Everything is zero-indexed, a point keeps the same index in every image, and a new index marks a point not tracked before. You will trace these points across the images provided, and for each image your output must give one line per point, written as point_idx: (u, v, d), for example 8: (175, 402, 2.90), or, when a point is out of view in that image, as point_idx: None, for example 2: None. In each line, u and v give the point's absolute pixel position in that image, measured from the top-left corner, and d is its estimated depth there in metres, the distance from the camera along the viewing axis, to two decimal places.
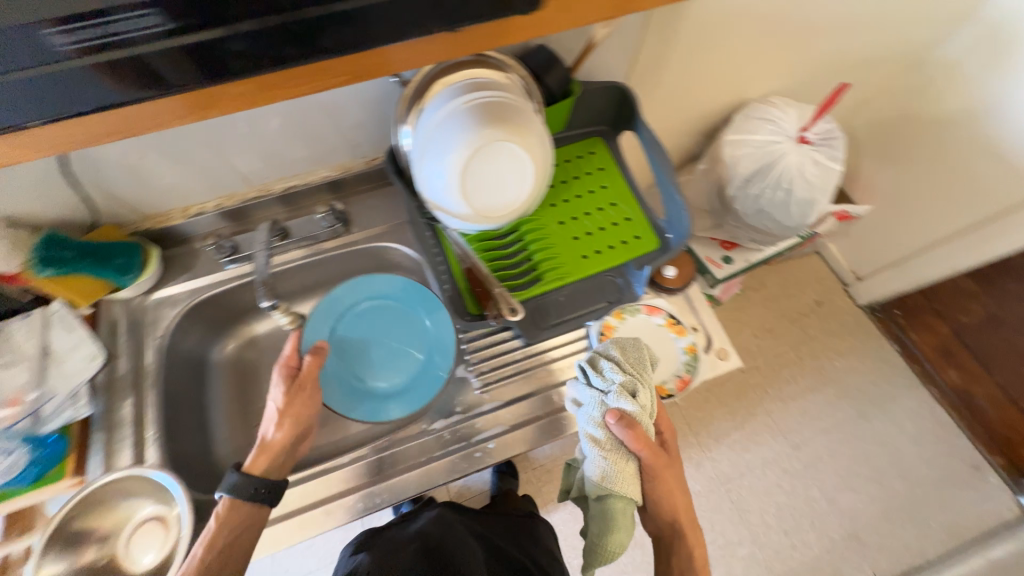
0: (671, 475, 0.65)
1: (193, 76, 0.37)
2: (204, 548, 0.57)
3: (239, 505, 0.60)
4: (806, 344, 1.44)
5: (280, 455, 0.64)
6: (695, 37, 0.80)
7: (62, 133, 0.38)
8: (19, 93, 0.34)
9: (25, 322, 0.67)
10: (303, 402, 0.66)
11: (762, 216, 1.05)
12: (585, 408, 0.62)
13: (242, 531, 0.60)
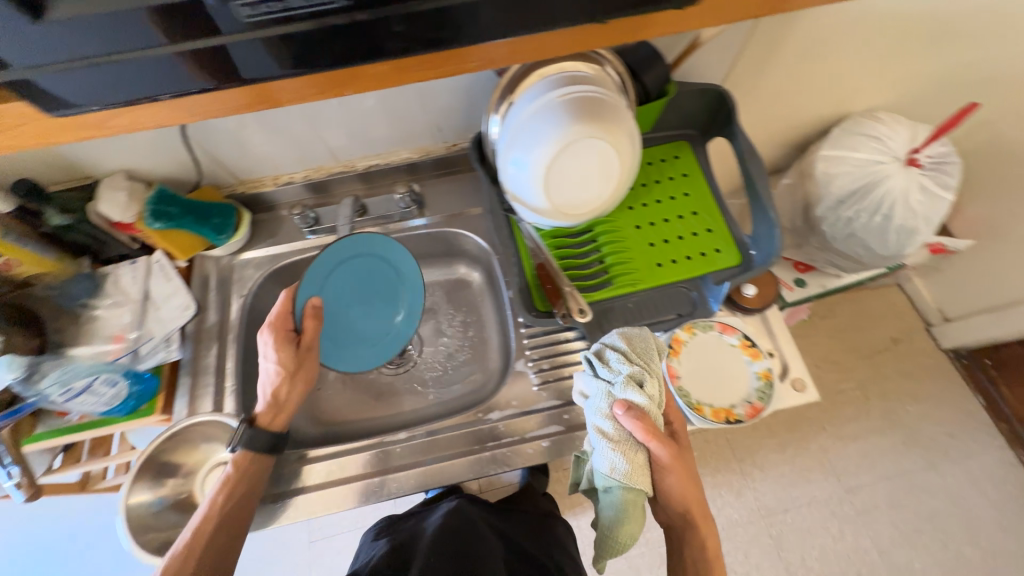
0: (689, 472, 0.59)
1: (330, 59, 0.36)
2: (222, 493, 0.61)
3: (254, 459, 0.64)
4: (876, 383, 1.32)
5: (286, 413, 0.68)
6: (809, 43, 0.74)
7: (205, 106, 0.39)
8: (177, 66, 0.35)
9: (132, 268, 0.75)
10: (308, 362, 0.69)
11: (851, 240, 0.96)
12: (593, 400, 0.58)
13: (252, 479, 0.63)
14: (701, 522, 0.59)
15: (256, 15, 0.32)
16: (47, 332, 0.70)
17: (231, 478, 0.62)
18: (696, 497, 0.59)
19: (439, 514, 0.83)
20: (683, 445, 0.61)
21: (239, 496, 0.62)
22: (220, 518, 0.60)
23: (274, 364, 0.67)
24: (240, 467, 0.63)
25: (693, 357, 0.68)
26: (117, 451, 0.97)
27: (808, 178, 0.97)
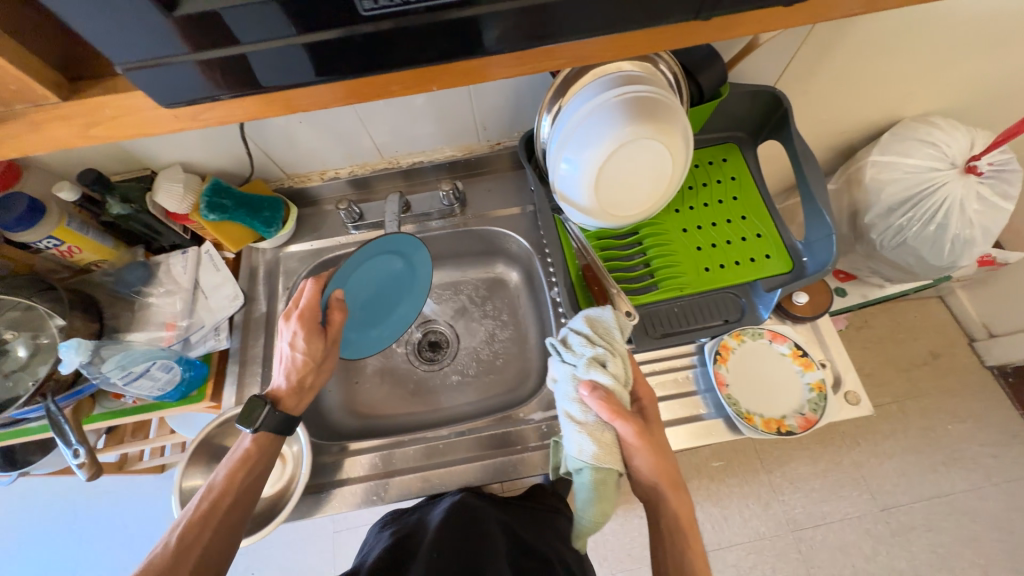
0: (661, 449, 0.57)
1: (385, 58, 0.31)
2: (235, 463, 0.59)
3: (272, 440, 0.62)
4: (913, 399, 1.26)
5: (304, 396, 0.66)
6: (870, 46, 0.71)
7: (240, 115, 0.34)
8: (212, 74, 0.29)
9: (183, 258, 0.77)
10: (328, 353, 0.67)
11: (902, 249, 0.92)
12: (561, 385, 0.59)
13: (264, 459, 0.61)
14: (675, 497, 0.57)
15: (373, 8, 0.27)
16: (104, 318, 0.72)
17: (249, 457, 0.59)
18: (670, 471, 0.57)
19: (441, 506, 0.68)
20: (653, 418, 0.59)
21: (257, 474, 0.60)
22: (236, 494, 0.58)
23: (300, 354, 0.64)
24: (259, 445, 0.61)
25: (742, 364, 0.67)
26: (155, 435, 0.99)
27: (856, 185, 0.94)
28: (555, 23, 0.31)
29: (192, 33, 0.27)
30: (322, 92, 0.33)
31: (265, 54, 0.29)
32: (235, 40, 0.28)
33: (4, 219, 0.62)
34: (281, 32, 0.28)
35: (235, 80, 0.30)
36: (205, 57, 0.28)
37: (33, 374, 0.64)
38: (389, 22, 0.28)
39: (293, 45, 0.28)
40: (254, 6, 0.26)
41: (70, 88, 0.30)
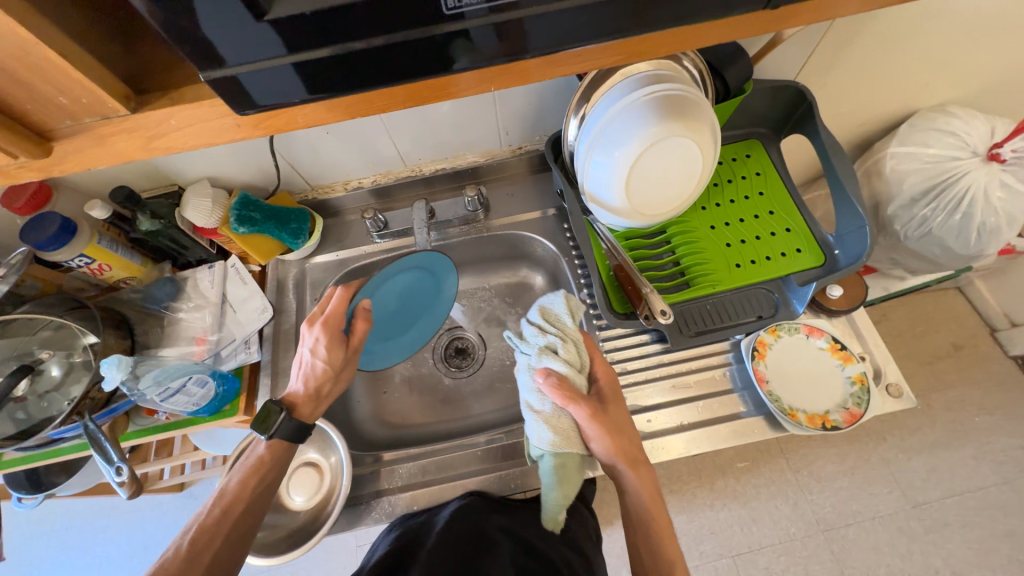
0: (619, 427, 0.59)
1: (407, 72, 0.31)
2: (246, 472, 0.58)
3: (283, 448, 0.61)
4: (938, 392, 1.23)
5: (322, 407, 0.65)
6: (893, 39, 0.71)
7: (282, 121, 0.33)
8: (224, 88, 0.29)
9: (210, 272, 0.77)
10: (348, 361, 0.66)
11: (926, 239, 0.92)
12: (523, 377, 0.62)
13: (279, 470, 0.61)
14: (635, 473, 0.58)
15: (454, 7, 0.27)
16: (136, 334, 0.72)
17: (262, 465, 0.59)
18: (627, 449, 0.58)
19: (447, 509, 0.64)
20: (611, 398, 0.61)
21: (269, 482, 0.59)
22: (244, 503, 0.57)
23: (324, 363, 0.63)
24: (270, 457, 0.60)
25: (780, 359, 0.66)
26: (175, 452, 0.97)
27: (875, 177, 0.94)
28: (620, 21, 0.30)
29: (267, 40, 0.27)
30: (314, 114, 0.33)
31: (305, 64, 0.29)
32: (282, 49, 0.28)
33: (38, 240, 0.62)
34: (350, 35, 0.28)
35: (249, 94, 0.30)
36: (230, 70, 0.28)
37: (66, 395, 0.63)
38: (461, 25, 0.28)
39: (283, 65, 0.28)
40: (252, 28, 0.26)
41: (136, 101, 0.31)
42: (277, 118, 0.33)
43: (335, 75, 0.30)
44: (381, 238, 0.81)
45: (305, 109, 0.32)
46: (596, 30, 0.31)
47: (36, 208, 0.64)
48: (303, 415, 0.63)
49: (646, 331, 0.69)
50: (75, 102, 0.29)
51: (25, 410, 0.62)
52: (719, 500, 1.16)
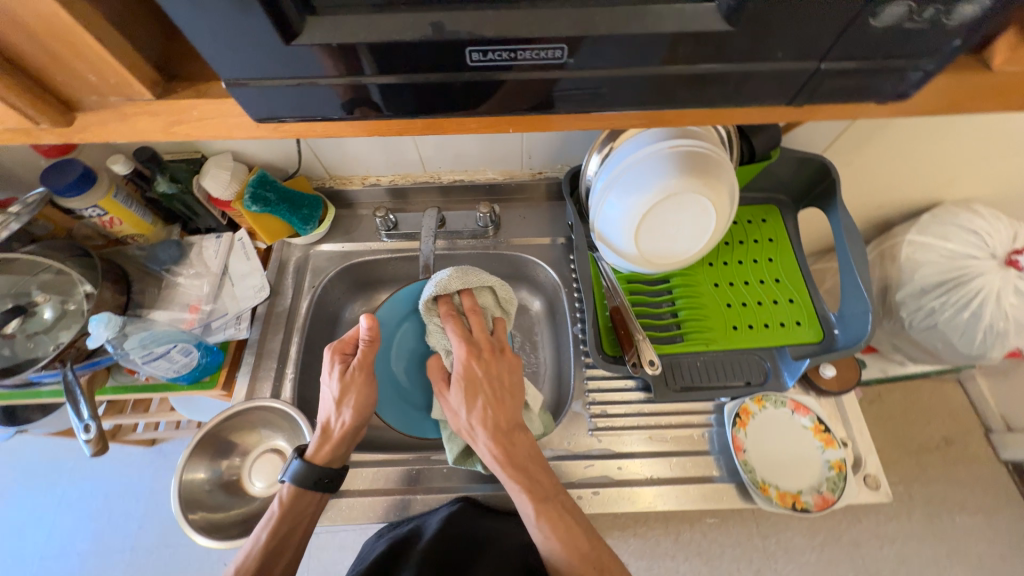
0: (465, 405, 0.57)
1: (442, 107, 0.31)
2: (268, 532, 0.55)
3: (301, 495, 0.57)
4: (921, 483, 1.19)
5: (340, 449, 0.59)
6: (925, 133, 0.71)
7: (302, 127, 0.33)
8: (268, 97, 0.30)
9: (217, 242, 0.78)
10: (359, 387, 0.58)
11: (930, 331, 0.91)
12: None
13: (301, 519, 0.57)
14: (483, 452, 0.56)
15: (479, 61, 0.28)
16: (132, 291, 0.72)
17: (278, 517, 0.56)
18: (469, 425, 0.57)
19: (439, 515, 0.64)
20: (472, 376, 0.58)
21: (284, 535, 0.55)
22: (264, 559, 0.54)
23: (331, 390, 0.58)
24: (287, 505, 0.56)
25: (761, 430, 0.65)
26: (151, 409, 0.98)
27: (889, 261, 0.93)
28: (647, 94, 0.31)
29: (310, 60, 0.28)
30: (343, 129, 0.34)
31: (377, 87, 0.30)
32: (366, 70, 0.29)
33: (57, 185, 0.63)
34: (410, 69, 0.29)
35: (286, 105, 0.31)
36: (267, 83, 0.29)
37: (53, 338, 0.64)
38: (486, 75, 0.29)
39: (328, 85, 0.29)
40: (301, 48, 0.27)
41: (164, 87, 0.32)
42: (300, 125, 0.33)
43: (379, 102, 0.31)
44: (389, 237, 0.81)
45: (329, 124, 0.33)
46: (617, 98, 0.31)
47: (60, 154, 0.66)
48: (317, 456, 0.58)
49: (632, 378, 0.69)
50: (103, 80, 0.30)
51: (11, 347, 0.63)
52: (682, 552, 1.07)
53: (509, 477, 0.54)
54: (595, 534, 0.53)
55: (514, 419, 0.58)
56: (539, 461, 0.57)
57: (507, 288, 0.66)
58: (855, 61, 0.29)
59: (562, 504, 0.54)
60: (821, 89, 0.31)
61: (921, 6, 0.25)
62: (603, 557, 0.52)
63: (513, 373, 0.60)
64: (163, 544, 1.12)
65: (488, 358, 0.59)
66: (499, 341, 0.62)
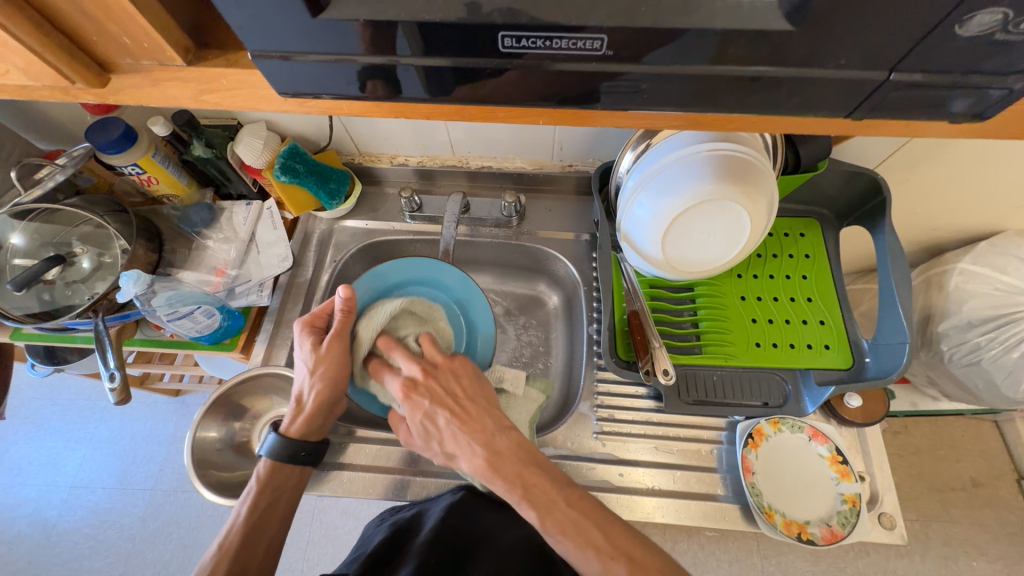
0: (439, 440, 0.55)
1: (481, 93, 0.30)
2: (248, 507, 0.56)
3: (279, 471, 0.59)
4: (941, 523, 1.12)
5: (315, 420, 0.60)
6: (995, 156, 0.65)
7: (331, 104, 0.33)
8: (309, 71, 0.29)
9: (246, 208, 0.79)
10: (329, 361, 0.58)
11: (972, 369, 0.85)
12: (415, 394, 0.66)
13: (282, 494, 0.58)
14: (468, 471, 0.54)
15: (512, 47, 0.27)
16: (164, 250, 0.75)
17: (256, 493, 0.57)
18: (449, 452, 0.55)
19: (441, 503, 0.64)
20: (422, 413, 0.55)
21: (266, 508, 0.56)
22: (246, 535, 0.55)
23: (303, 361, 0.59)
24: (264, 481, 0.57)
25: (774, 455, 0.63)
26: (177, 363, 1.02)
27: (934, 289, 0.86)
28: (692, 95, 0.29)
29: (346, 34, 0.27)
30: (373, 109, 0.33)
31: (415, 69, 0.29)
32: (399, 51, 0.28)
33: (99, 141, 0.65)
34: (451, 51, 0.27)
35: (319, 79, 0.30)
36: (307, 56, 0.28)
37: (89, 289, 0.67)
38: (518, 62, 0.28)
39: (364, 63, 0.29)
40: (345, 23, 0.26)
41: (197, 54, 0.32)
42: (329, 101, 0.33)
43: (422, 80, 0.30)
44: (411, 218, 0.81)
45: (359, 102, 0.33)
46: (656, 95, 0.29)
47: (104, 112, 0.68)
48: (291, 429, 0.59)
49: (643, 385, 0.67)
50: (137, 44, 0.30)
51: (51, 293, 0.67)
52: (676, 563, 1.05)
53: (501, 488, 0.51)
54: (608, 522, 0.49)
55: (488, 425, 0.54)
56: (527, 470, 0.51)
57: (422, 303, 0.65)
58: (930, 73, 0.26)
59: (565, 502, 0.50)
60: (886, 102, 0.28)
61: (1019, 15, 0.22)
62: (622, 543, 0.47)
63: (463, 379, 0.57)
64: (179, 489, 1.19)
65: (425, 382, 0.56)
66: (432, 359, 0.58)
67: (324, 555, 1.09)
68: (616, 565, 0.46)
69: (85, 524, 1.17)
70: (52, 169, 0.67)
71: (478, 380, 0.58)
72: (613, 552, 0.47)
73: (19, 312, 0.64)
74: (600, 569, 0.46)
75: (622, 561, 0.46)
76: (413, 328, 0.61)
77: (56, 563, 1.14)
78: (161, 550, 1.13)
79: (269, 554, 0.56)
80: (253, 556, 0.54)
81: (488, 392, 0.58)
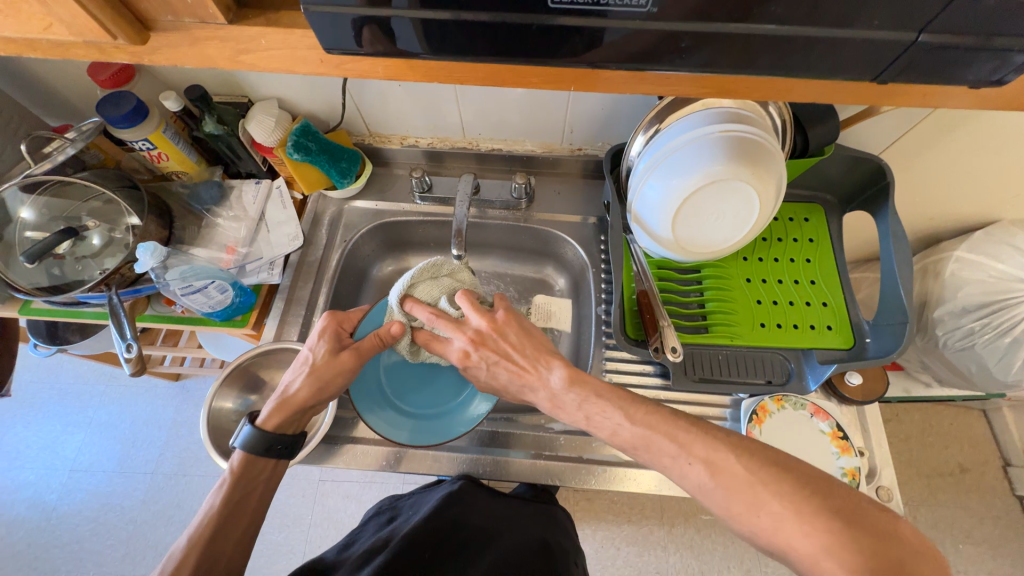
0: (509, 384, 0.57)
1: (517, 51, 0.31)
2: (220, 499, 0.52)
3: (254, 463, 0.55)
4: (928, 507, 1.15)
5: (293, 415, 0.57)
6: (999, 142, 0.67)
7: (367, 66, 0.34)
8: (350, 27, 0.30)
9: (256, 188, 0.80)
10: (335, 368, 0.58)
11: (965, 353, 0.87)
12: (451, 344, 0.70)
13: (257, 486, 0.54)
14: (541, 407, 0.55)
15: (561, 2, 0.28)
16: (174, 227, 0.75)
17: (230, 484, 0.52)
18: (518, 391, 0.57)
19: (438, 495, 0.70)
20: (489, 366, 0.57)
21: (238, 501, 0.52)
22: (216, 528, 0.50)
23: (308, 356, 0.59)
24: (237, 473, 0.53)
25: (776, 430, 0.65)
26: (183, 345, 1.03)
27: (931, 277, 0.88)
28: (719, 57, 0.30)
29: None
30: (408, 74, 0.34)
31: (413, 22, 0.29)
32: (397, 4, 0.28)
33: (110, 113, 0.64)
34: (491, 6, 0.28)
35: (361, 35, 0.31)
36: (350, 11, 0.29)
37: (99, 264, 0.67)
38: (561, 21, 0.29)
39: (405, 17, 0.29)
40: None
41: (235, 17, 0.33)
42: (365, 62, 0.34)
43: (463, 38, 0.30)
44: (419, 198, 0.82)
45: (396, 63, 0.34)
46: (684, 59, 0.31)
47: (116, 85, 0.68)
48: (268, 422, 0.56)
49: (651, 364, 0.69)
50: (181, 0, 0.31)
51: (60, 268, 0.66)
52: (673, 544, 1.07)
53: (567, 418, 0.53)
54: (680, 430, 0.47)
55: (538, 362, 0.55)
56: (588, 402, 0.51)
57: (430, 262, 0.64)
58: (958, 35, 0.27)
59: (629, 421, 0.48)
60: (911, 63, 0.29)
61: None
62: (700, 450, 0.45)
63: (513, 334, 0.57)
64: (181, 472, 1.20)
65: (481, 346, 0.57)
66: (474, 324, 0.58)
67: (327, 537, 1.10)
68: (692, 468, 0.45)
69: (85, 507, 1.17)
70: (62, 144, 0.66)
71: (527, 334, 0.57)
72: (690, 456, 0.45)
73: (29, 286, 0.64)
74: (677, 472, 0.46)
75: (699, 466, 0.44)
76: (436, 290, 0.64)
77: (56, 545, 1.14)
78: (162, 533, 1.14)
79: (240, 548, 0.51)
80: (223, 548, 0.50)
81: (540, 342, 0.56)
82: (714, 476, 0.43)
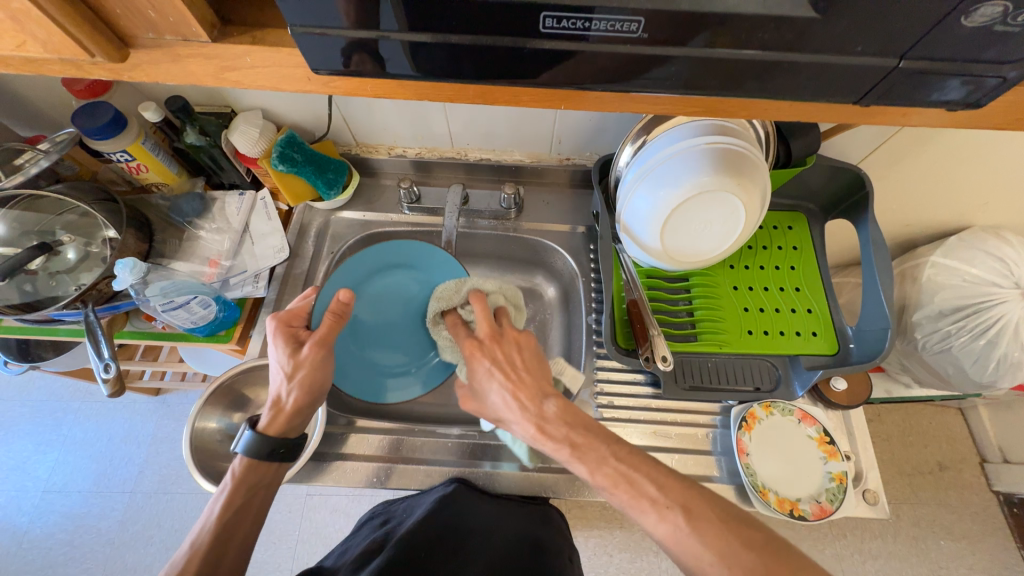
0: (496, 397, 0.56)
1: (505, 74, 0.31)
2: (221, 506, 0.50)
3: (256, 468, 0.53)
4: (910, 505, 1.18)
5: (293, 419, 0.56)
6: (972, 154, 0.69)
7: (355, 84, 0.34)
8: (336, 50, 0.30)
9: (240, 200, 0.78)
10: (313, 366, 0.56)
11: (943, 355, 0.89)
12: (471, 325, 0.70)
13: (260, 491, 0.53)
14: (520, 436, 0.54)
15: (552, 28, 0.28)
16: (154, 240, 0.73)
17: (231, 489, 0.51)
18: (500, 416, 0.56)
19: (432, 497, 0.66)
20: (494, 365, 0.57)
21: (240, 507, 0.51)
22: (217, 535, 0.48)
23: (277, 364, 0.56)
24: (240, 478, 0.52)
25: (767, 435, 0.65)
26: (165, 359, 1.00)
27: (909, 281, 0.91)
28: (705, 79, 0.31)
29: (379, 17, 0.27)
30: (396, 91, 0.34)
31: (400, 43, 0.29)
32: (383, 26, 0.28)
33: (85, 125, 0.62)
34: (478, 31, 0.28)
35: (347, 58, 0.30)
36: (336, 34, 0.28)
37: (75, 280, 0.65)
38: (551, 45, 0.29)
39: (394, 40, 0.29)
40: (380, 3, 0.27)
41: (220, 34, 0.33)
42: (352, 82, 0.34)
43: (454, 60, 0.30)
44: (407, 209, 0.82)
45: (385, 83, 0.34)
46: (673, 80, 0.31)
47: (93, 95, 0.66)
48: (270, 426, 0.55)
49: (641, 373, 0.69)
50: (162, 17, 0.31)
51: (33, 284, 0.64)
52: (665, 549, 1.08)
53: (551, 449, 0.52)
54: (660, 475, 0.47)
55: (536, 392, 0.55)
56: (573, 435, 0.51)
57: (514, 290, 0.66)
58: (935, 62, 0.28)
59: (614, 456, 0.49)
60: (890, 87, 0.30)
61: (1017, 8, 0.24)
62: (677, 495, 0.46)
63: (523, 351, 0.58)
64: (161, 490, 1.16)
65: (490, 345, 0.58)
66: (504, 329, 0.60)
67: (315, 553, 1.07)
68: (671, 514, 0.44)
69: (59, 529, 1.12)
70: (35, 156, 0.63)
71: (536, 357, 0.58)
72: (667, 502, 0.45)
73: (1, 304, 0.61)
74: (656, 519, 0.45)
75: (678, 511, 0.44)
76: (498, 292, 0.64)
77: (27, 571, 1.09)
78: (141, 554, 1.10)
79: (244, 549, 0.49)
80: (228, 549, 0.48)
81: (544, 370, 0.58)
82: (691, 522, 0.44)
